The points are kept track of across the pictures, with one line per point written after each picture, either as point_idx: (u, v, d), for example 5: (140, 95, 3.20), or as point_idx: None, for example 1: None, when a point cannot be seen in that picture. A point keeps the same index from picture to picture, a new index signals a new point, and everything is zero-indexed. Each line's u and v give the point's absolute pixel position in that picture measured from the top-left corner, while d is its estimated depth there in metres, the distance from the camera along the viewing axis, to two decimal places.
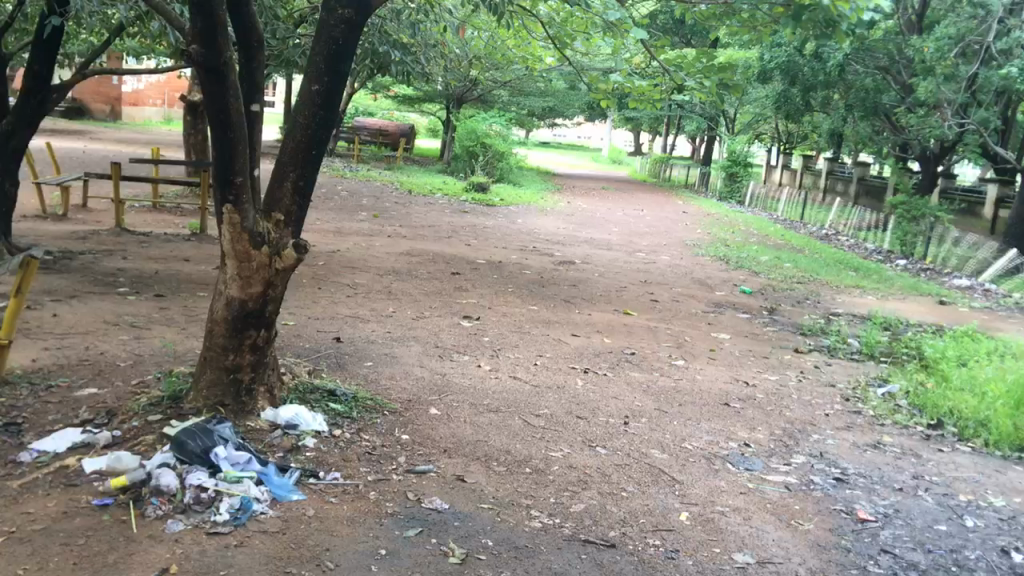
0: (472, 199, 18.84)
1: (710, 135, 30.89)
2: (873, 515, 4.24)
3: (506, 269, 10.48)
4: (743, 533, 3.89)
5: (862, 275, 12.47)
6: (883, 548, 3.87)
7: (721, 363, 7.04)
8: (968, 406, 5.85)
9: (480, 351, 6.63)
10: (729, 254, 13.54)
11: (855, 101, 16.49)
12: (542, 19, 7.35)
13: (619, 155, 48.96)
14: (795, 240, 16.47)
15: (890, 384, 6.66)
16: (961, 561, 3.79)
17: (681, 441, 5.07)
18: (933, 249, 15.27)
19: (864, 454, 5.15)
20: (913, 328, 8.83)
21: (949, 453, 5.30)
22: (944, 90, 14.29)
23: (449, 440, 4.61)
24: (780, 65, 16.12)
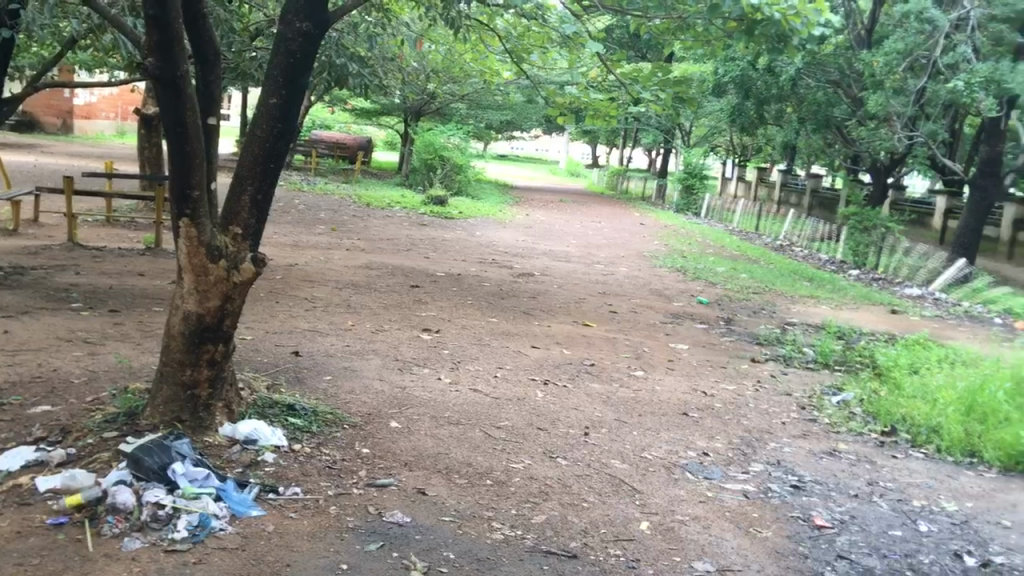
0: (430, 211, 18.83)
1: (666, 147, 31.25)
2: (830, 521, 4.30)
3: (465, 282, 10.49)
4: (703, 541, 3.93)
5: (817, 285, 12.68)
6: (840, 554, 3.93)
7: (680, 373, 7.11)
8: (920, 413, 5.98)
9: (440, 363, 6.63)
10: (688, 265, 13.68)
11: (808, 115, 16.80)
12: (500, 33, 7.42)
13: (576, 167, 49.41)
14: (750, 251, 16.69)
15: (844, 392, 6.77)
16: (916, 566, 3.86)
17: (641, 451, 5.10)
18: (884, 259, 15.57)
19: (820, 461, 5.23)
20: (866, 336, 9.00)
21: (902, 459, 5.40)
22: (893, 103, 14.64)
23: (409, 453, 4.60)
24: (735, 79, 16.38)
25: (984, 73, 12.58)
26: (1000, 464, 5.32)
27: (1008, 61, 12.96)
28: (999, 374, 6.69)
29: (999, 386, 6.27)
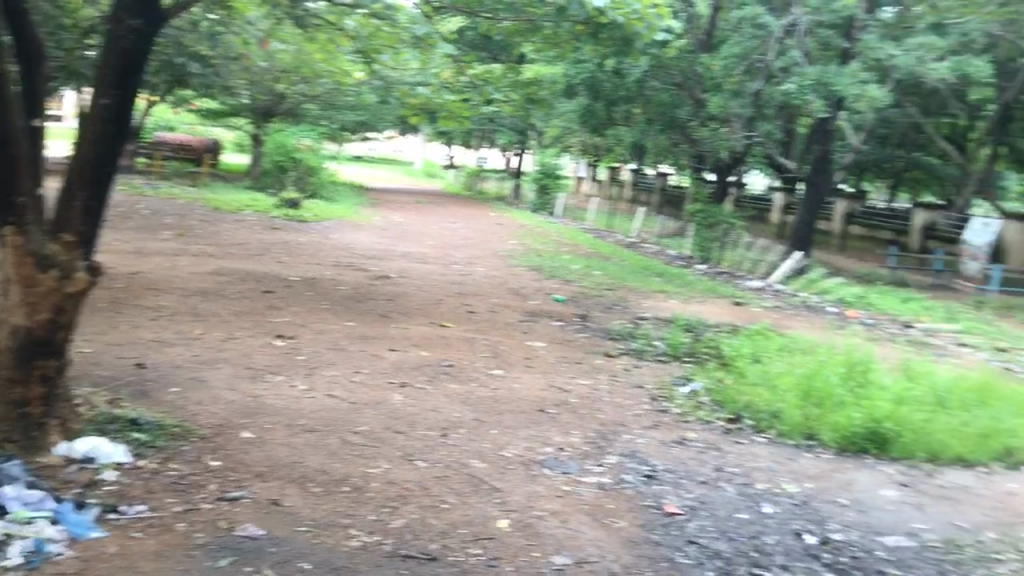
0: (282, 215, 18.39)
1: (520, 148, 31.65)
2: (680, 508, 4.45)
3: (320, 286, 10.30)
4: (560, 535, 3.99)
5: (666, 280, 13.11)
6: (690, 539, 4.08)
7: (537, 370, 7.21)
8: (762, 400, 6.28)
9: (295, 370, 6.48)
10: (543, 264, 13.89)
11: (654, 116, 17.34)
12: (349, 33, 7.36)
13: (433, 168, 49.39)
14: (603, 248, 17.10)
15: (692, 382, 7.03)
16: (761, 547, 4.05)
17: (499, 449, 5.14)
18: (729, 254, 16.26)
19: (670, 450, 5.42)
20: (713, 328, 9.37)
21: (746, 444, 5.66)
22: (732, 105, 15.36)
23: (262, 464, 4.47)
24: (584, 81, 16.74)
25: (814, 76, 13.35)
26: (837, 446, 5.67)
27: (835, 64, 13.79)
28: (833, 361, 7.12)
29: (832, 372, 6.69)
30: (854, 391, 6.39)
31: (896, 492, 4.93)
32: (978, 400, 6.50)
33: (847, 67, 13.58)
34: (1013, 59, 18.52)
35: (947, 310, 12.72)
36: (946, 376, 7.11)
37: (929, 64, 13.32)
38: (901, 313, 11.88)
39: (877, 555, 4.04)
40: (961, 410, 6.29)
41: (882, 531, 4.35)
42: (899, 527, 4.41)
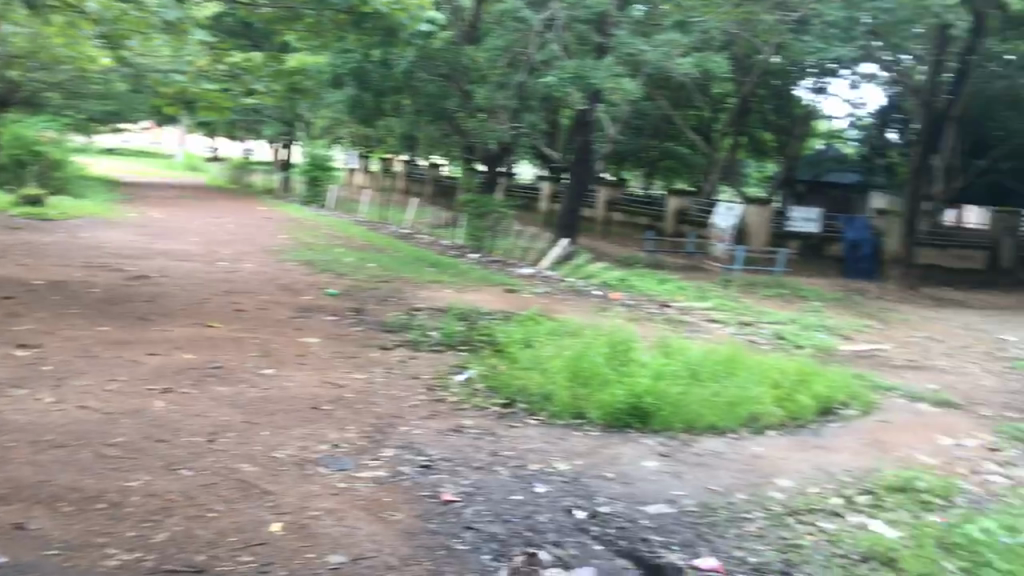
0: (23, 214, 16.87)
1: (288, 140, 30.81)
2: (456, 495, 4.51)
3: (69, 289, 9.54)
4: (336, 534, 3.93)
5: (440, 270, 13.22)
6: (466, 525, 4.14)
7: (310, 367, 7.05)
8: (534, 383, 6.47)
9: (41, 382, 5.97)
10: (315, 258, 13.58)
11: (423, 107, 17.33)
12: (91, 16, 6.87)
13: (195, 161, 47.07)
14: (377, 240, 16.98)
15: (467, 370, 7.13)
16: (534, 526, 4.18)
17: (271, 451, 4.98)
18: (500, 242, 16.62)
19: (446, 438, 5.47)
20: (486, 316, 9.56)
21: (520, 428, 5.81)
22: (498, 97, 15.72)
23: (3, 487, 4.09)
24: (350, 71, 16.50)
25: (573, 69, 13.87)
26: (604, 423, 5.95)
27: (592, 58, 14.41)
28: (598, 342, 7.45)
29: (598, 352, 7.00)
30: (618, 370, 6.73)
31: (658, 463, 5.24)
32: (726, 371, 7.03)
33: (603, 61, 14.23)
34: (749, 56, 20.13)
35: (700, 289, 13.66)
36: (699, 350, 7.64)
37: (676, 60, 14.19)
38: (659, 293, 12.63)
39: (641, 524, 4.28)
40: (712, 381, 6.79)
41: (645, 501, 4.61)
42: (661, 496, 4.68)
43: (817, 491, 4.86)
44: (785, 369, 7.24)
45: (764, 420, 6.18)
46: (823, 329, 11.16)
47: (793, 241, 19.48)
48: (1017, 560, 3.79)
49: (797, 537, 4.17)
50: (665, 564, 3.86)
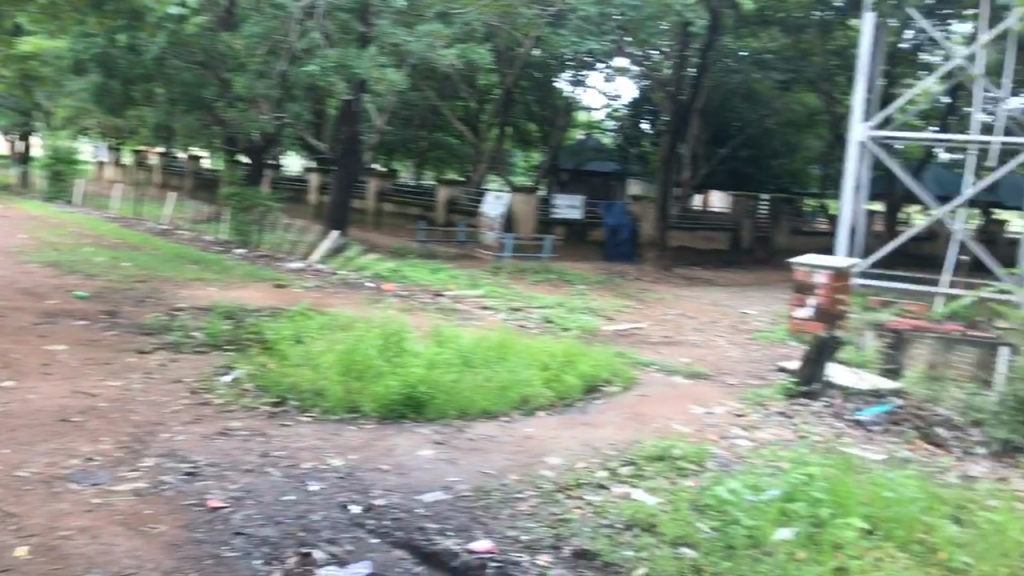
0: None
1: (26, 132, 28.27)
2: (225, 500, 4.33)
3: None
4: (91, 553, 3.67)
5: (203, 267, 12.63)
6: (236, 531, 3.99)
7: (57, 376, 6.51)
8: (305, 379, 6.31)
9: None
10: (60, 259, 12.56)
11: (178, 96, 16.30)
12: None
13: None
14: (132, 238, 15.96)
15: (234, 370, 6.85)
16: (307, 525, 4.10)
17: (13, 470, 4.57)
18: (267, 237, 16.07)
19: (213, 443, 5.24)
20: (253, 313, 9.23)
21: (292, 426, 5.67)
22: (258, 86, 15.23)
23: None
24: (94, 57, 15.39)
25: (335, 58, 13.66)
26: (378, 415, 5.91)
27: (354, 48, 14.25)
28: (370, 334, 7.38)
29: (370, 345, 6.94)
30: (391, 361, 6.70)
31: (432, 451, 5.28)
32: (497, 356, 7.19)
33: (366, 51, 14.11)
34: (510, 48, 20.63)
35: (471, 277, 13.88)
36: (471, 337, 7.75)
37: (439, 51, 14.29)
38: (431, 283, 12.72)
39: (416, 513, 4.30)
40: (484, 367, 6.92)
41: (421, 489, 4.63)
42: (436, 484, 4.72)
43: (584, 466, 5.08)
44: (553, 351, 7.51)
45: (534, 401, 6.39)
46: (587, 311, 11.68)
47: (558, 227, 20.23)
48: (759, 513, 4.14)
49: (566, 512, 4.34)
50: (441, 549, 3.90)
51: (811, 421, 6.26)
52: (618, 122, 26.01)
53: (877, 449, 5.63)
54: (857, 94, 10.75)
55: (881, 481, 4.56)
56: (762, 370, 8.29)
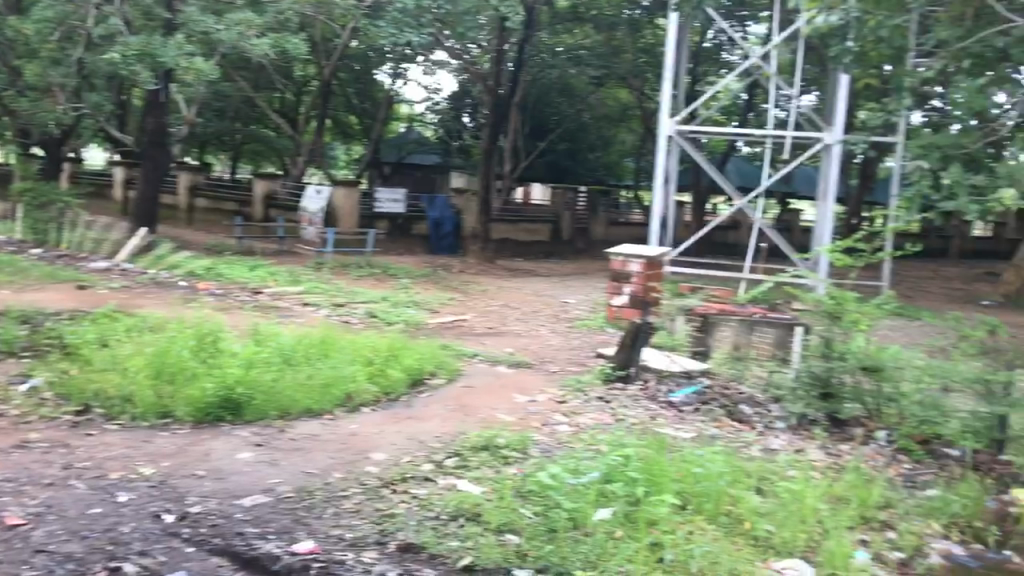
0: None
1: None
2: (23, 518, 4.03)
3: None
4: None
5: None
6: (36, 549, 3.72)
7: None
8: (111, 385, 5.94)
9: None
10: None
11: None
12: None
13: None
14: None
15: (32, 379, 6.37)
16: (116, 538, 3.88)
17: None
18: (67, 235, 14.67)
19: (9, 457, 4.87)
20: (51, 317, 8.60)
21: (98, 435, 5.35)
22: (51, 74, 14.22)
23: None
24: None
25: (137, 46, 12.94)
26: (193, 420, 5.66)
27: (158, 35, 13.56)
28: (182, 334, 7.02)
29: (183, 345, 6.57)
30: (206, 362, 6.39)
31: (251, 453, 5.12)
32: (319, 353, 7.02)
33: (171, 38, 13.47)
34: (327, 38, 20.20)
35: (291, 273, 13.54)
36: (291, 334, 7.49)
37: (250, 40, 13.83)
38: (249, 280, 12.32)
39: (235, 518, 4.15)
40: (305, 365, 6.74)
41: (239, 494, 4.47)
42: (256, 487, 4.57)
43: (409, 460, 5.07)
44: (376, 346, 7.41)
45: (358, 398, 6.31)
46: (411, 305, 11.64)
47: (381, 221, 20.06)
48: (579, 495, 4.25)
49: (392, 507, 4.31)
50: (262, 554, 3.79)
51: (628, 404, 6.50)
52: (438, 115, 26.02)
53: (688, 428, 5.92)
54: (664, 90, 11.20)
55: (691, 457, 4.80)
56: (581, 357, 8.53)
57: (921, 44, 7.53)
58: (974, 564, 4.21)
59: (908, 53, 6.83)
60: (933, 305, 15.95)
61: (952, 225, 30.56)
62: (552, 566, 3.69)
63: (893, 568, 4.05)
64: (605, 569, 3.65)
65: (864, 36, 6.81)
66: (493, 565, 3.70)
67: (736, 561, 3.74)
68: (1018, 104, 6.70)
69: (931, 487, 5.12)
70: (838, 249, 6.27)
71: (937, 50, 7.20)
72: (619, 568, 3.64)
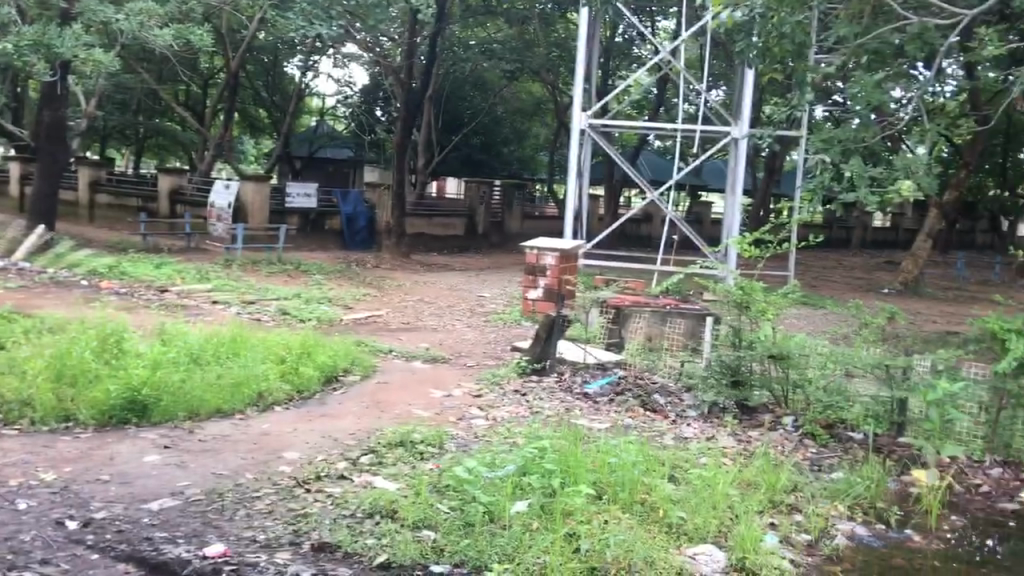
0: None
1: None
2: None
3: None
4: None
5: None
6: None
7: None
8: (8, 388, 5.67)
9: None
10: None
11: None
12: None
13: None
14: None
15: None
16: (17, 547, 3.73)
17: None
18: None
19: None
20: None
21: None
22: None
23: None
24: None
25: (32, 36, 12.39)
26: (96, 423, 5.47)
27: (54, 24, 13.01)
28: (83, 334, 6.74)
29: (84, 347, 6.31)
30: (109, 364, 6.16)
31: (158, 456, 4.97)
32: (229, 352, 6.84)
33: (67, 28, 12.94)
34: (234, 30, 19.72)
35: (199, 271, 13.17)
36: (199, 333, 7.27)
37: (151, 30, 13.45)
38: (155, 279, 11.96)
39: (142, 523, 4.01)
40: (215, 364, 6.57)
41: (146, 497, 4.33)
42: (163, 490, 4.43)
43: (324, 458, 4.99)
44: (289, 343, 7.25)
45: (270, 397, 6.19)
46: (325, 301, 11.46)
47: (293, 216, 19.71)
48: (496, 488, 4.24)
49: (306, 506, 4.24)
50: (170, 559, 3.67)
51: (544, 396, 6.53)
52: (350, 109, 25.69)
53: (603, 419, 5.97)
54: (575, 84, 11.24)
55: (606, 448, 4.84)
56: (498, 350, 8.52)
57: (823, 40, 7.72)
58: (877, 543, 4.36)
59: (809, 48, 6.99)
60: (836, 293, 16.45)
61: (853, 216, 31.60)
62: (469, 560, 3.69)
63: (800, 549, 4.16)
64: (521, 561, 3.65)
65: (769, 32, 6.94)
66: (409, 561, 3.67)
67: (651, 549, 3.79)
68: (913, 99, 6.91)
69: (836, 470, 5.28)
70: (745, 241, 6.33)
71: (838, 47, 7.40)
72: (536, 558, 3.65)
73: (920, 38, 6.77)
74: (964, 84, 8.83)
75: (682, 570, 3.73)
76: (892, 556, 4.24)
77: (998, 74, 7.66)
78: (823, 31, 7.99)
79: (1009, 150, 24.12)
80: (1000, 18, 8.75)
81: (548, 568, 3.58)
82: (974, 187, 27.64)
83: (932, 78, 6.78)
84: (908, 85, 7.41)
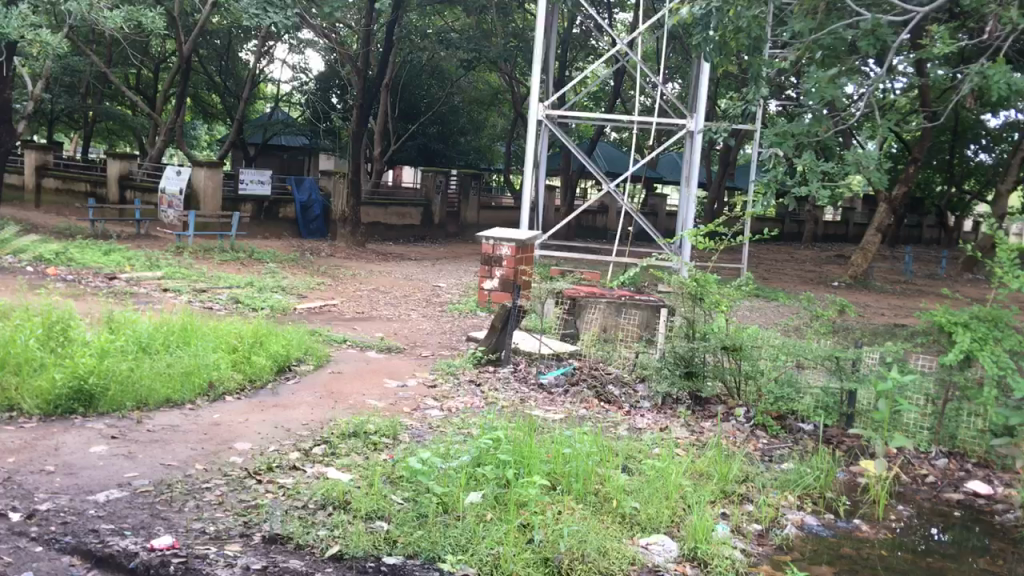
0: None
1: None
2: None
3: None
4: None
5: None
6: None
7: None
8: None
9: None
10: None
11: None
12: None
13: None
14: None
15: None
16: None
17: None
18: None
19: None
20: None
21: None
22: None
23: None
24: None
25: None
26: (40, 412, 5.34)
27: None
28: (26, 319, 6.51)
29: (28, 334, 6.13)
30: (55, 352, 6.01)
31: (105, 446, 4.86)
32: (180, 340, 6.73)
33: (13, 8, 12.57)
34: (186, 11, 19.33)
35: (148, 258, 12.92)
36: (149, 321, 7.11)
37: (100, 13, 13.15)
38: (103, 266, 11.71)
39: (87, 515, 3.92)
40: (163, 353, 6.45)
41: (93, 489, 4.24)
42: (110, 481, 4.34)
43: (275, 449, 4.93)
44: (240, 332, 7.15)
45: (221, 386, 6.11)
46: (279, 290, 11.33)
47: (246, 204, 19.35)
48: (449, 479, 4.20)
49: (257, 498, 4.18)
50: (117, 551, 3.59)
51: (500, 386, 6.54)
52: (305, 96, 25.17)
53: (556, 410, 6.01)
54: (533, 73, 11.16)
55: (561, 438, 4.84)
56: (453, 340, 8.51)
57: (777, 35, 7.77)
58: (825, 533, 4.43)
59: (764, 42, 6.97)
60: (788, 286, 16.62)
61: (803, 210, 32.06)
62: (423, 552, 3.66)
63: (750, 539, 4.21)
64: (475, 552, 3.64)
65: (726, 25, 6.97)
66: (362, 553, 3.63)
67: (604, 539, 3.79)
68: (865, 94, 6.93)
69: (786, 460, 5.34)
70: (700, 233, 6.28)
71: (792, 42, 7.44)
72: (489, 549, 3.64)
73: (872, 34, 6.80)
74: (913, 81, 8.90)
75: (634, 560, 3.74)
76: (840, 544, 4.30)
77: (947, 72, 7.72)
78: (778, 26, 8.03)
79: (954, 147, 24.60)
80: (949, 15, 8.79)
81: (503, 558, 3.57)
82: (922, 183, 28.23)
83: (883, 73, 6.82)
84: (860, 82, 7.46)
